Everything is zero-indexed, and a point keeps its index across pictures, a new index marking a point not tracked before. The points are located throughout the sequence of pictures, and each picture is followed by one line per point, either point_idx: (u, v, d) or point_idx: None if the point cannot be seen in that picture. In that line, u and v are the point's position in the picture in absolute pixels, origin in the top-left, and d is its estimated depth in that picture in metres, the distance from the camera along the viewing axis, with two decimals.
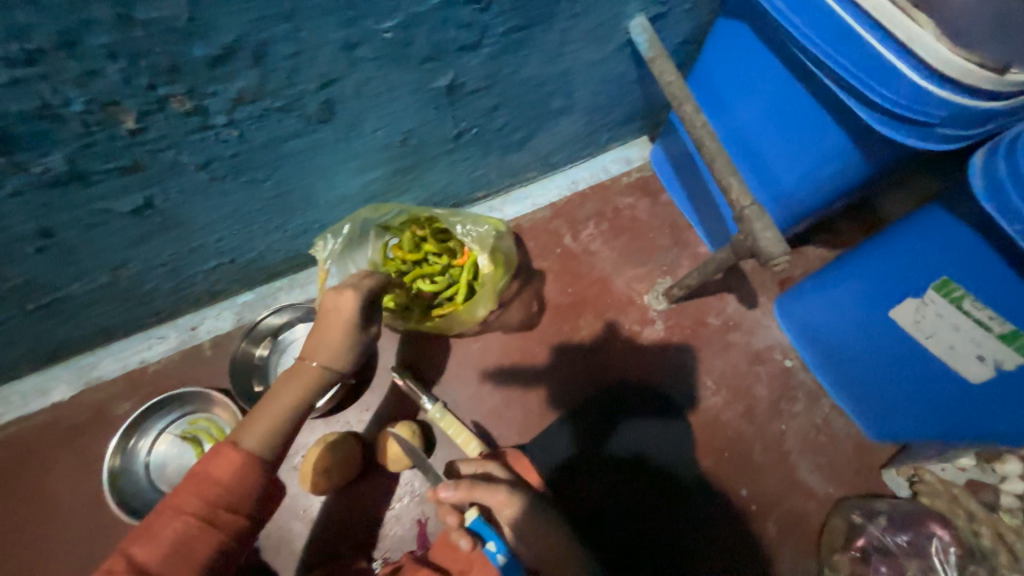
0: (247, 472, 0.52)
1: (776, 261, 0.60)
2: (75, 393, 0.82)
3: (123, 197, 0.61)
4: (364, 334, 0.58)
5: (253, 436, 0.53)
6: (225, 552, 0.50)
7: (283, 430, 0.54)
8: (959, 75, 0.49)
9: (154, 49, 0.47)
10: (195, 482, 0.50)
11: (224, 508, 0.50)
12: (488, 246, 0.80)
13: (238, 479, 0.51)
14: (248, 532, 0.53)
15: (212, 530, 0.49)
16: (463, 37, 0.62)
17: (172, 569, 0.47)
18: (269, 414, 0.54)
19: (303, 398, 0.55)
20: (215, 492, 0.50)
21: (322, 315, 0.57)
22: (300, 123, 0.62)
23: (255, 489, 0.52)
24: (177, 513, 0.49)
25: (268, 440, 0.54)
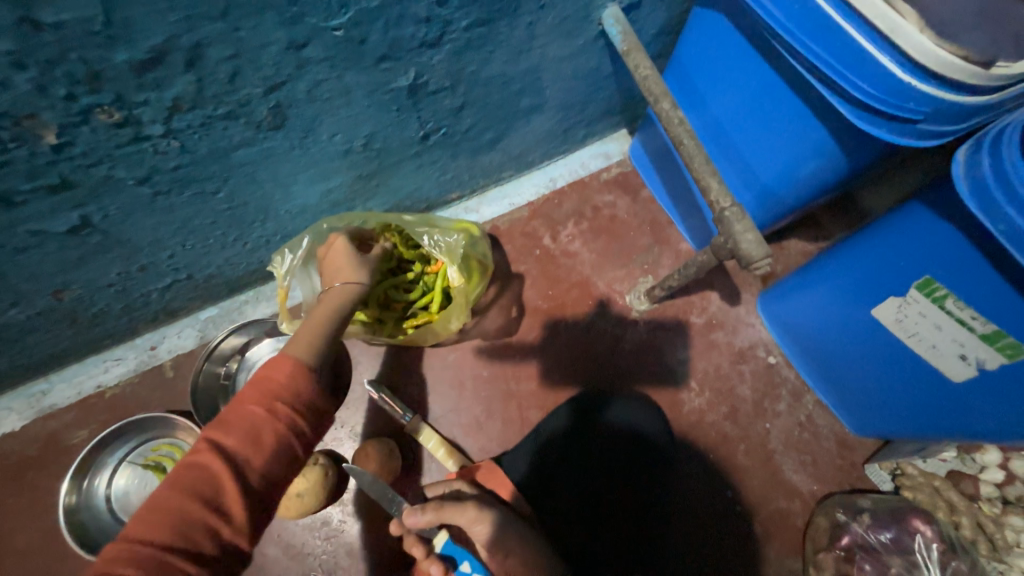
0: (301, 369, 0.52)
1: (757, 264, 0.58)
2: (25, 423, 0.77)
3: (55, 217, 0.55)
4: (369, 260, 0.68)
5: (302, 340, 0.55)
6: (287, 447, 0.49)
7: (328, 332, 0.57)
8: (942, 69, 0.47)
9: (68, 56, 0.42)
10: (256, 380, 0.51)
11: (282, 399, 0.50)
12: (458, 257, 0.76)
13: (293, 375, 0.52)
14: (309, 434, 0.51)
15: (275, 418, 0.49)
16: (423, 33, 0.57)
17: (243, 451, 0.47)
18: (313, 324, 0.58)
19: (338, 308, 0.60)
20: (274, 387, 0.50)
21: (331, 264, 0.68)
22: (249, 131, 0.58)
23: (309, 385, 0.52)
24: (242, 404, 0.49)
25: (316, 342, 0.56)
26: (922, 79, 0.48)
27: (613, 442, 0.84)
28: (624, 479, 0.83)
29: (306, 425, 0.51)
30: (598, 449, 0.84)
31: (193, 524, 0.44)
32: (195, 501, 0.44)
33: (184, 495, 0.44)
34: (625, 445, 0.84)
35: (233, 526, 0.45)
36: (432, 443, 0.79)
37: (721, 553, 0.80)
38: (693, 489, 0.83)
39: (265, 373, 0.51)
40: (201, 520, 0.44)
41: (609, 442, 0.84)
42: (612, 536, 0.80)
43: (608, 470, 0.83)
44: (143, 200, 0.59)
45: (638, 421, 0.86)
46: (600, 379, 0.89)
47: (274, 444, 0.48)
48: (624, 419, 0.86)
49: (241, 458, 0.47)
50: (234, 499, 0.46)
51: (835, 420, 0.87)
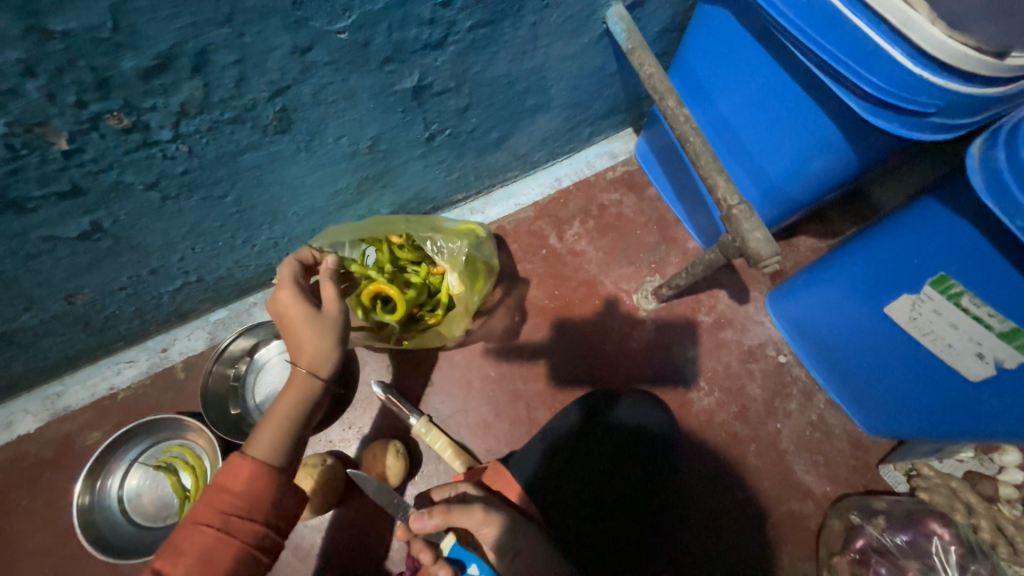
0: (259, 478, 0.52)
1: (766, 262, 0.57)
2: (41, 425, 0.79)
3: (66, 222, 0.56)
4: (332, 318, 0.57)
5: (262, 444, 0.54)
6: (248, 560, 0.50)
7: (289, 431, 0.55)
8: (954, 61, 0.46)
9: (77, 64, 0.42)
10: (209, 496, 0.50)
11: (237, 515, 0.50)
12: (460, 263, 0.78)
13: (250, 485, 0.51)
14: (272, 539, 0.52)
15: (229, 537, 0.49)
16: (426, 35, 0.57)
17: None
18: (272, 423, 0.55)
19: (302, 401, 0.55)
20: (228, 503, 0.50)
21: (286, 326, 0.58)
22: (255, 135, 0.58)
23: (269, 494, 0.52)
24: (193, 524, 0.49)
25: (277, 445, 0.54)
26: (933, 71, 0.47)
27: (621, 439, 0.80)
28: (632, 478, 0.78)
29: (269, 531, 0.51)
30: (604, 445, 0.79)
31: None
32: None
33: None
34: (634, 443, 0.81)
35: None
36: (440, 443, 0.78)
37: (733, 553, 0.79)
38: (703, 489, 0.82)
39: (219, 486, 0.50)
40: None
41: (618, 439, 0.80)
42: (614, 538, 0.77)
43: (612, 469, 0.78)
44: (153, 205, 0.60)
45: (646, 418, 0.83)
46: (607, 377, 0.88)
47: (229, 564, 0.48)
48: (634, 417, 0.83)
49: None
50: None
51: (848, 419, 0.86)
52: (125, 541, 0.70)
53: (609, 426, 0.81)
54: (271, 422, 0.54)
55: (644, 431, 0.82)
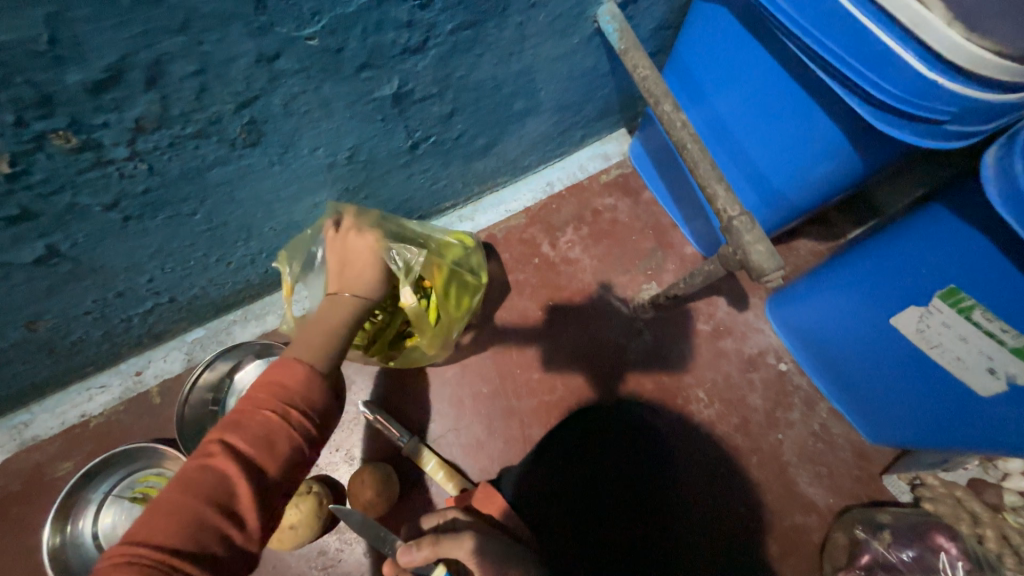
0: (315, 376, 0.47)
1: (769, 277, 0.55)
2: (8, 456, 0.74)
3: (19, 248, 0.52)
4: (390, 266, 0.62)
5: (312, 349, 0.50)
6: (301, 456, 0.44)
7: (339, 342, 0.52)
8: (971, 65, 0.42)
9: (13, 80, 0.38)
10: (264, 386, 0.45)
11: (298, 407, 0.45)
12: (412, 274, 0.64)
13: (307, 381, 0.46)
14: (322, 440, 0.47)
15: (291, 426, 0.43)
16: (405, 38, 0.53)
17: (257, 458, 0.41)
18: (323, 330, 0.52)
19: (346, 322, 0.54)
20: (288, 391, 0.45)
21: (343, 264, 0.60)
22: (223, 149, 0.54)
23: (323, 397, 0.47)
24: (254, 407, 0.44)
25: (326, 352, 0.50)
26: (948, 75, 0.44)
27: (614, 436, 0.78)
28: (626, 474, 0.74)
29: (321, 433, 0.46)
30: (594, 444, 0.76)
31: (202, 532, 0.38)
32: (214, 504, 0.38)
33: (199, 496, 0.38)
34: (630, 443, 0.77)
35: (246, 534, 0.40)
36: (431, 465, 0.76)
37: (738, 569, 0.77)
38: (705, 505, 0.80)
39: (275, 377, 0.46)
40: (212, 528, 0.38)
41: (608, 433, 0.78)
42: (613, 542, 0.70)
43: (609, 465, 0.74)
44: (114, 226, 0.56)
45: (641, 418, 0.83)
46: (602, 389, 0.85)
47: (289, 453, 0.43)
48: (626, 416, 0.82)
49: (253, 465, 0.41)
50: (250, 504, 0.40)
51: (851, 429, 0.84)
52: None
53: (600, 420, 0.80)
54: (322, 330, 0.52)
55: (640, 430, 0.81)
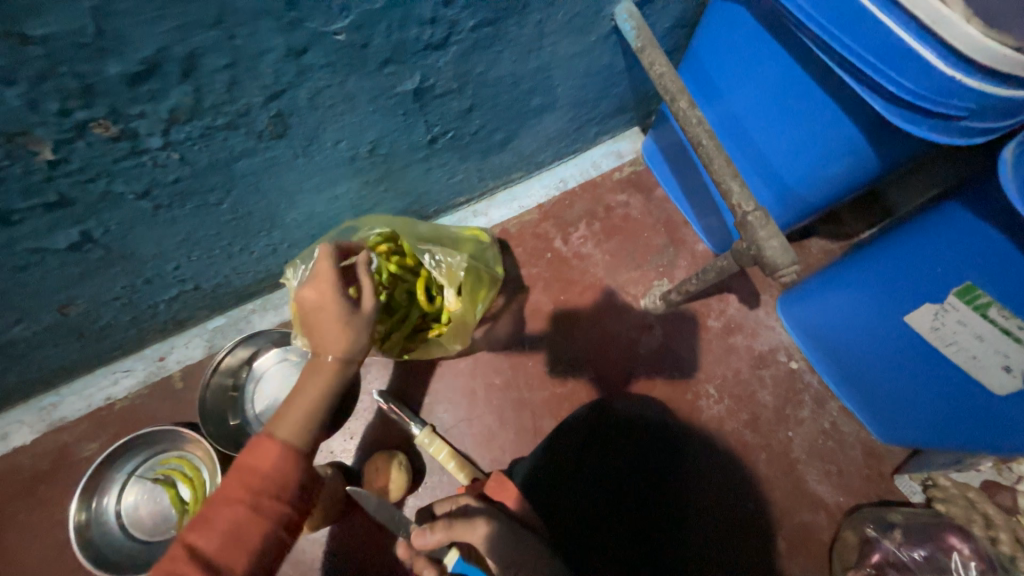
0: (287, 460, 0.50)
1: (783, 271, 0.55)
2: (37, 436, 0.77)
3: (55, 234, 0.54)
4: (367, 313, 0.56)
5: (288, 425, 0.51)
6: (273, 540, 0.48)
7: (316, 415, 0.53)
8: (991, 63, 0.43)
9: (59, 71, 0.40)
10: (236, 476, 0.48)
11: (267, 495, 0.48)
12: (457, 278, 0.70)
13: (278, 466, 0.49)
14: (297, 519, 0.50)
15: (261, 516, 0.47)
16: (428, 35, 0.55)
17: (228, 553, 0.45)
18: (301, 402, 0.53)
19: (322, 396, 0.53)
20: (257, 481, 0.48)
21: (312, 316, 0.55)
22: (250, 141, 0.56)
23: (297, 478, 0.50)
24: (224, 503, 0.47)
25: (303, 427, 0.52)
26: (967, 72, 0.44)
27: (622, 440, 0.77)
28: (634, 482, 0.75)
29: (296, 512, 0.50)
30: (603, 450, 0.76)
31: None
32: None
33: None
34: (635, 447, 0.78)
35: None
36: (442, 454, 0.76)
37: (746, 565, 0.77)
38: (713, 501, 0.80)
39: (249, 465, 0.48)
40: None
41: (610, 434, 0.78)
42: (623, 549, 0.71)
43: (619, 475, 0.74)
44: (144, 214, 0.58)
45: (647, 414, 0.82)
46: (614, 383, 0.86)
47: (259, 542, 0.46)
48: (632, 413, 0.81)
49: (223, 561, 0.45)
50: None
51: (861, 427, 0.84)
52: (125, 555, 0.69)
53: (607, 424, 0.79)
54: (299, 404, 0.52)
55: (647, 428, 0.80)
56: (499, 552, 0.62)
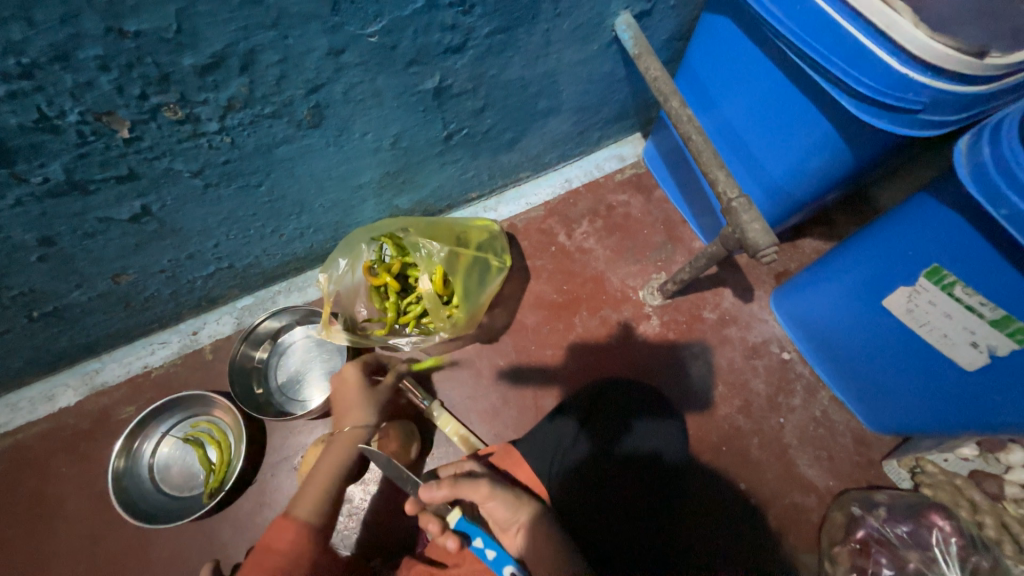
0: (302, 535, 0.60)
1: (763, 252, 0.60)
2: (80, 399, 0.84)
3: (120, 205, 0.62)
4: (378, 394, 0.77)
5: (305, 506, 0.63)
6: None
7: (331, 490, 0.65)
8: (938, 61, 0.49)
9: (144, 61, 0.48)
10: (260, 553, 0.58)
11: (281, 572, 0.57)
12: (480, 262, 0.85)
13: (293, 543, 0.59)
14: None
15: None
16: (448, 39, 0.63)
17: None
18: (318, 481, 0.66)
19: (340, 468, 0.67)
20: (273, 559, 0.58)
21: (339, 401, 0.76)
22: (291, 129, 0.64)
23: (311, 552, 0.60)
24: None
25: (318, 505, 0.64)
26: (918, 70, 0.50)
27: (637, 467, 0.76)
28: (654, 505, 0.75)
29: None
30: (620, 483, 0.75)
31: None
32: None
33: None
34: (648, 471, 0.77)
35: None
36: (449, 428, 0.83)
37: (737, 544, 0.80)
38: (708, 479, 0.84)
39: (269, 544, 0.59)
40: None
41: (622, 475, 0.76)
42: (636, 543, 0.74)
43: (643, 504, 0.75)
44: (196, 192, 0.66)
45: (662, 444, 0.80)
46: (614, 399, 0.83)
47: None
48: (648, 446, 0.78)
49: None
50: None
51: (851, 417, 0.87)
52: (155, 507, 0.76)
53: (620, 462, 0.76)
54: (315, 484, 0.65)
55: (660, 461, 0.78)
56: (501, 511, 0.66)
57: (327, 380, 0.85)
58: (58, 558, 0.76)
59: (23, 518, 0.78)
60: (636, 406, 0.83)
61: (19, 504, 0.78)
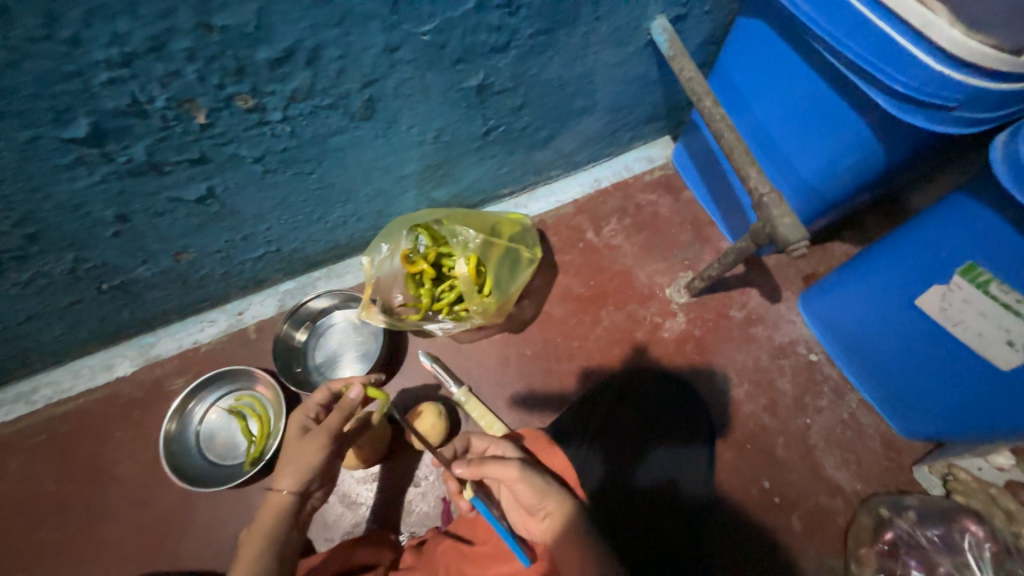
0: None
1: (795, 246, 0.61)
2: (135, 369, 0.90)
3: (188, 187, 0.67)
4: (309, 446, 0.62)
5: None
6: None
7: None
8: (974, 59, 0.50)
9: (225, 53, 0.53)
10: None
11: None
12: (512, 253, 0.89)
13: None
14: None
15: None
16: (494, 39, 0.67)
17: None
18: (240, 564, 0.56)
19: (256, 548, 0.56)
20: None
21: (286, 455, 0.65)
22: (344, 120, 0.69)
23: None
24: None
25: None
26: (954, 67, 0.51)
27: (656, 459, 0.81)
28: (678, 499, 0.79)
29: None
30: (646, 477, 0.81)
31: None
32: None
33: None
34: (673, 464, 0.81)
35: None
36: (477, 412, 0.86)
37: (761, 543, 0.80)
38: (731, 475, 0.84)
39: None
40: None
41: (633, 502, 0.78)
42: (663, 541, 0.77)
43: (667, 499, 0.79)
44: (255, 176, 0.71)
45: (682, 459, 0.81)
46: (643, 413, 0.85)
47: None
48: (669, 463, 0.81)
49: None
50: None
51: (881, 420, 0.86)
52: (198, 472, 0.80)
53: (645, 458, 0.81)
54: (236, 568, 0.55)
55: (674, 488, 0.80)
56: (525, 495, 0.62)
57: (361, 361, 0.90)
58: (107, 518, 0.80)
59: (79, 478, 0.83)
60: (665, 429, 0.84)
61: (76, 465, 0.84)
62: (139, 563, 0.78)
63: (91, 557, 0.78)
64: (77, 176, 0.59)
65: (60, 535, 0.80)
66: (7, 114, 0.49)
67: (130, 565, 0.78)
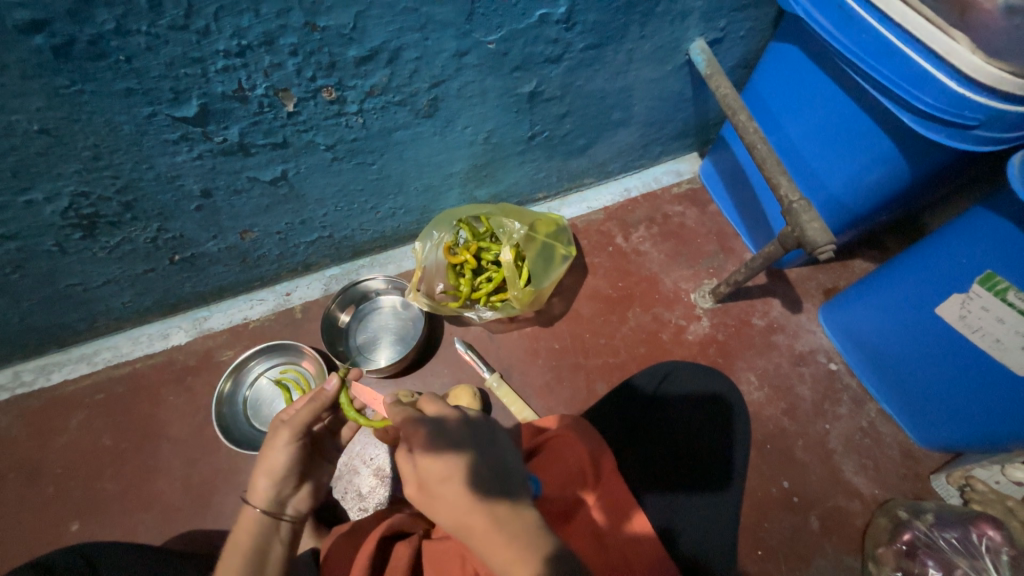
0: None
1: (821, 249, 0.66)
2: (189, 339, 0.96)
3: (265, 168, 0.74)
4: (271, 449, 0.60)
5: None
6: None
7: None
8: (993, 83, 0.56)
9: (322, 49, 0.60)
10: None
11: None
12: (548, 249, 0.94)
13: None
14: None
15: None
16: (549, 51, 0.74)
17: None
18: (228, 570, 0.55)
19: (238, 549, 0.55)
20: None
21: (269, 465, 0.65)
22: (409, 117, 0.76)
23: None
24: None
25: None
26: (975, 90, 0.57)
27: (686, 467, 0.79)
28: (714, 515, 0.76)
29: None
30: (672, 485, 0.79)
31: None
32: None
33: None
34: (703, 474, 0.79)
35: None
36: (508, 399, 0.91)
37: (781, 541, 0.82)
38: (752, 473, 0.87)
39: None
40: None
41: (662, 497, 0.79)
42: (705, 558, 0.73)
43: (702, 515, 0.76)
44: (324, 163, 0.78)
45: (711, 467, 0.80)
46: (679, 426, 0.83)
47: None
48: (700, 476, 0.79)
49: None
50: None
51: (899, 430, 0.89)
52: (242, 436, 0.86)
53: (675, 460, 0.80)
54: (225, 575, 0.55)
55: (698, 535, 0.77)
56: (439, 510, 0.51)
57: (399, 345, 0.95)
58: (160, 473, 0.86)
59: (133, 436, 0.89)
60: (679, 458, 0.80)
61: (132, 424, 0.90)
62: (185, 519, 0.83)
63: (143, 509, 0.84)
64: (179, 151, 0.66)
65: (113, 487, 0.85)
66: (137, 90, 0.57)
67: (179, 520, 0.83)
